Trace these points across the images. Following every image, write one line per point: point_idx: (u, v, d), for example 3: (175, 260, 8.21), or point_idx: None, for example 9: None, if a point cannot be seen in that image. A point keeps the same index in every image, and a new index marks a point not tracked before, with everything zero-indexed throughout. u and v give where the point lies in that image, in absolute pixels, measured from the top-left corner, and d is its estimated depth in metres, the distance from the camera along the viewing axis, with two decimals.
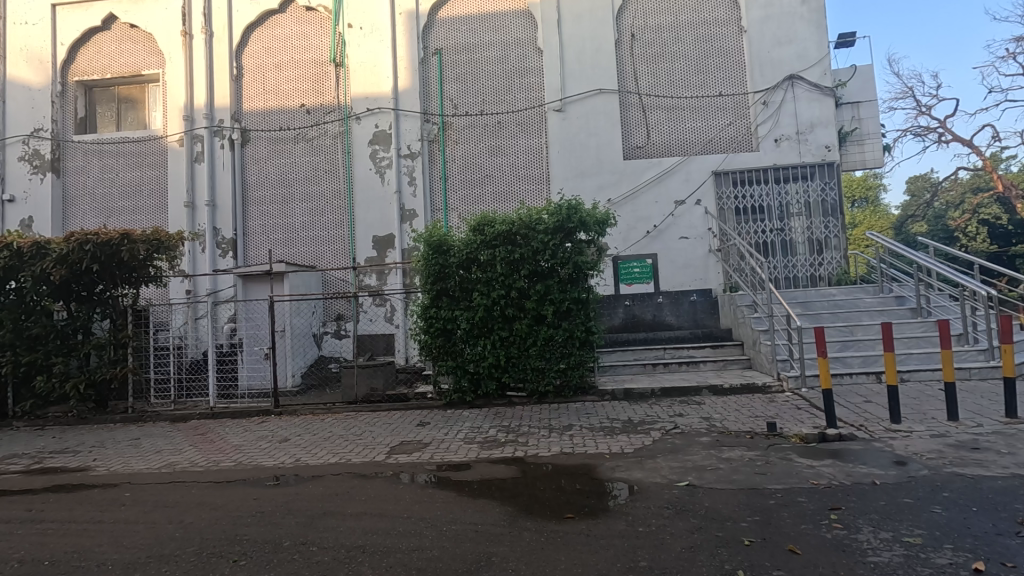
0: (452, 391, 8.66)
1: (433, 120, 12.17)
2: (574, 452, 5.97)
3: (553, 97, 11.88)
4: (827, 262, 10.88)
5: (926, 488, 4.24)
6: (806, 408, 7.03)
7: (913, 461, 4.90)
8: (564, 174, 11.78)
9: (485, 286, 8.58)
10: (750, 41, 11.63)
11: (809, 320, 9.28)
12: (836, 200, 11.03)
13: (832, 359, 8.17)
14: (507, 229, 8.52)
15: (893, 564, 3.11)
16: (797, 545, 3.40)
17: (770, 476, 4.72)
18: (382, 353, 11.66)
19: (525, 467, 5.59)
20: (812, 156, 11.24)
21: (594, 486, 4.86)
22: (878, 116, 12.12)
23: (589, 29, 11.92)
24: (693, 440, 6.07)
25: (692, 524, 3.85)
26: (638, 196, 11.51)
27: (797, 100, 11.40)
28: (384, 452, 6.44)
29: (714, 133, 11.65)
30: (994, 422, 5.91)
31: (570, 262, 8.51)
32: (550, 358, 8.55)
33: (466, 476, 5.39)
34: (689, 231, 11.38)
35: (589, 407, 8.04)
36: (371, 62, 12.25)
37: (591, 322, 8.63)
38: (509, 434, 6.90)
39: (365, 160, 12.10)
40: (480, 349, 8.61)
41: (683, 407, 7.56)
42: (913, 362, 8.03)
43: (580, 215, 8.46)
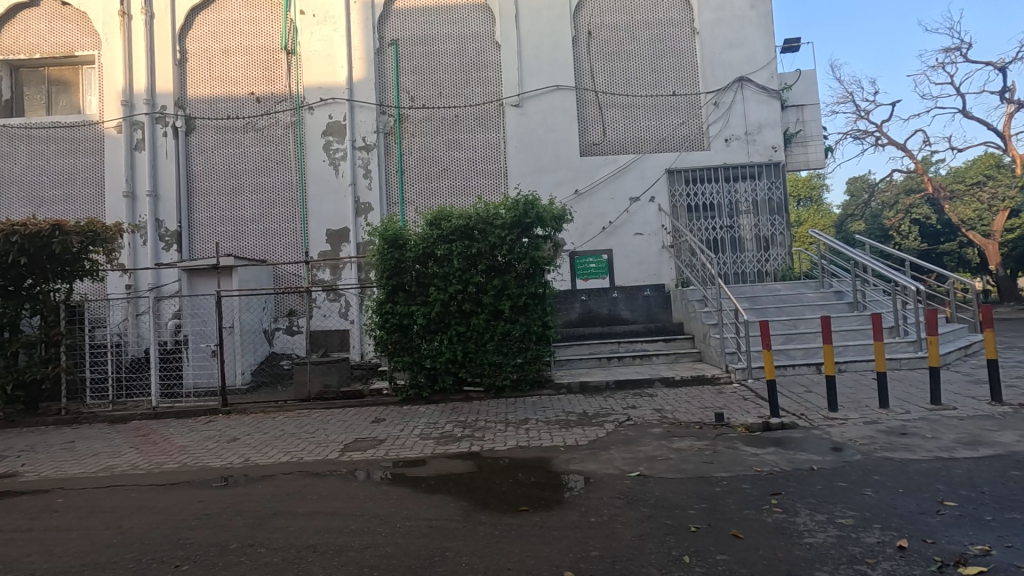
0: (408, 387, 8.58)
1: (388, 112, 11.97)
2: (529, 445, 6.03)
3: (511, 92, 11.88)
4: (773, 258, 11.34)
5: (858, 472, 4.50)
6: (751, 398, 7.33)
7: (848, 447, 5.19)
8: (522, 170, 11.80)
9: (442, 281, 8.52)
10: (702, 43, 11.94)
11: (756, 313, 9.66)
12: (781, 199, 11.47)
13: (777, 352, 8.53)
14: (465, 223, 8.48)
15: (827, 545, 3.28)
16: (740, 530, 3.55)
17: (717, 465, 4.89)
18: (337, 349, 11.41)
19: (480, 461, 5.60)
20: (760, 156, 11.66)
21: (549, 478, 4.93)
22: (820, 119, 12.70)
23: (546, 26, 11.96)
24: (645, 431, 6.23)
25: (643, 513, 3.96)
26: (594, 193, 11.67)
27: (746, 101, 11.79)
28: (338, 450, 6.32)
29: (667, 132, 11.93)
30: (920, 409, 6.32)
31: (526, 257, 8.55)
32: (507, 352, 8.57)
33: (422, 472, 5.36)
34: (643, 228, 11.61)
35: (546, 400, 8.13)
36: (325, 51, 11.93)
37: (547, 316, 8.70)
38: (466, 428, 6.90)
39: (318, 152, 11.79)
40: (437, 345, 8.57)
41: (636, 399, 7.75)
42: (850, 354, 8.47)
43: (536, 210, 8.50)
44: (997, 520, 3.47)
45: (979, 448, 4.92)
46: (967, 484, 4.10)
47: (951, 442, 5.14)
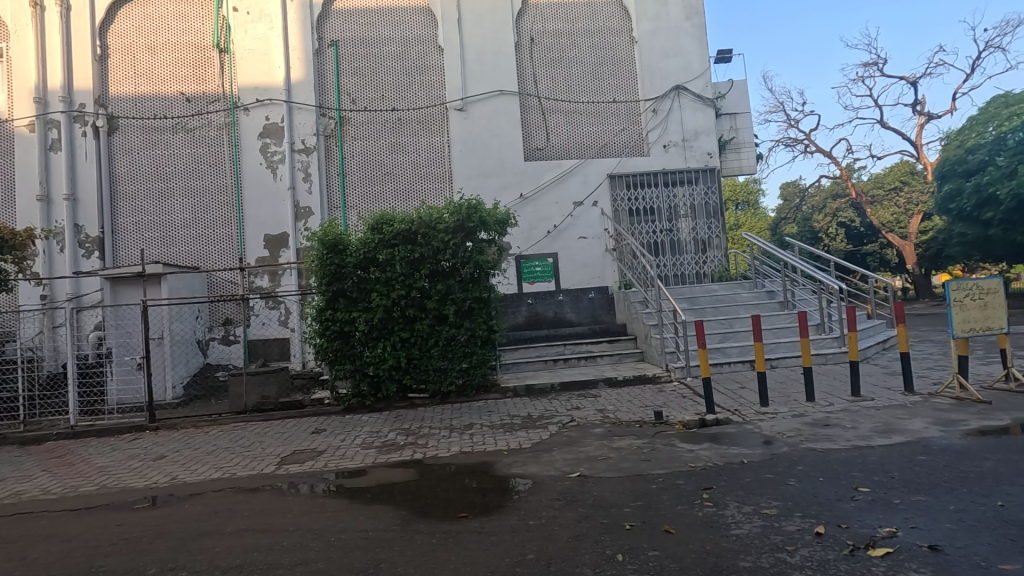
0: (351, 395, 8.41)
1: (329, 114, 11.69)
2: (472, 450, 6.00)
3: (454, 96, 11.84)
4: (710, 260, 11.77)
5: (784, 463, 4.72)
6: (689, 396, 7.57)
7: (777, 440, 5.44)
8: (466, 174, 11.78)
9: (384, 286, 8.38)
10: (640, 51, 12.29)
11: (694, 313, 10.00)
12: (717, 203, 11.93)
13: (713, 350, 8.86)
14: (407, 227, 8.37)
15: (751, 535, 3.41)
16: (672, 525, 3.65)
17: (654, 463, 5.02)
18: (277, 359, 11.00)
19: (422, 469, 5.53)
20: (696, 161, 12.10)
21: (492, 482, 4.92)
22: (751, 127, 13.31)
23: (489, 31, 11.98)
24: (588, 431, 6.34)
25: (580, 513, 4.01)
26: (539, 197, 11.78)
27: (683, 109, 12.21)
28: (274, 463, 6.09)
29: (609, 138, 12.22)
30: (842, 401, 6.72)
31: (470, 261, 8.51)
32: (452, 357, 8.49)
33: (362, 482, 5.23)
34: (587, 231, 11.81)
35: (491, 405, 8.10)
36: (261, 50, 11.54)
37: (492, 320, 8.67)
38: (409, 436, 6.80)
39: (255, 154, 11.39)
40: (380, 352, 8.42)
41: (580, 400, 7.86)
42: (781, 350, 8.89)
43: (479, 214, 8.48)
44: (904, 503, 3.71)
45: (892, 436, 5.26)
46: (880, 470, 4.38)
47: (868, 432, 5.48)
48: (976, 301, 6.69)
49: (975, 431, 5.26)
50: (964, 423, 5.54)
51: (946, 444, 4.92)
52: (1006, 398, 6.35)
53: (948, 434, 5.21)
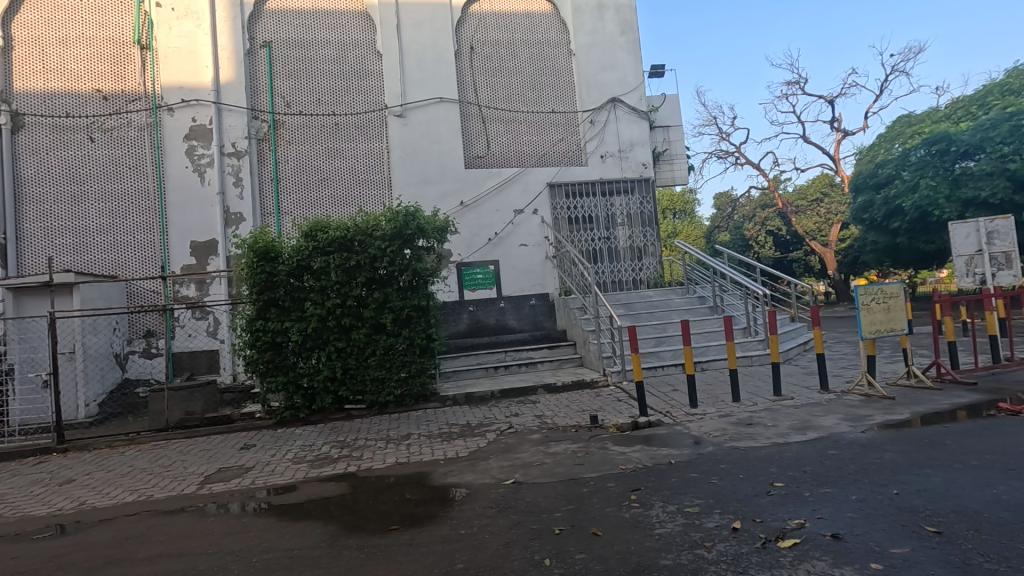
0: (284, 408, 8.14)
1: (262, 117, 11.32)
2: (409, 461, 5.92)
3: (394, 102, 11.71)
4: (646, 267, 12.17)
5: (709, 462, 4.93)
6: (624, 399, 7.78)
7: (705, 440, 5.67)
8: (406, 180, 11.66)
9: (319, 295, 8.16)
10: (578, 63, 12.60)
11: (630, 319, 10.29)
12: (652, 212, 12.36)
13: (648, 355, 9.14)
14: (343, 234, 8.18)
15: (673, 533, 3.54)
16: (600, 527, 3.73)
17: (587, 466, 5.12)
18: (204, 372, 10.45)
19: (356, 482, 5.39)
20: (632, 171, 12.49)
21: (428, 493, 4.86)
22: (683, 139, 13.88)
23: (428, 37, 11.92)
24: (525, 438, 6.39)
25: (512, 520, 4.03)
26: (479, 205, 11.81)
27: (619, 121, 12.59)
28: (196, 482, 5.77)
29: (548, 148, 12.45)
30: (765, 400, 7.09)
31: (408, 269, 8.40)
32: (390, 367, 8.33)
33: (291, 499, 5.05)
34: (527, 239, 11.93)
35: (430, 414, 8.01)
36: (187, 48, 11.02)
37: (432, 328, 8.56)
38: (343, 449, 6.61)
39: (180, 157, 10.84)
40: (315, 363, 8.18)
41: (519, 407, 7.91)
42: (710, 353, 9.29)
43: (417, 221, 8.39)
44: (813, 496, 3.95)
45: (807, 433, 5.60)
46: (794, 465, 4.64)
47: (786, 429, 5.82)
48: (881, 304, 7.24)
49: (879, 425, 5.67)
50: (871, 418, 5.97)
51: (854, 438, 5.28)
52: (907, 393, 6.89)
53: (856, 428, 5.60)
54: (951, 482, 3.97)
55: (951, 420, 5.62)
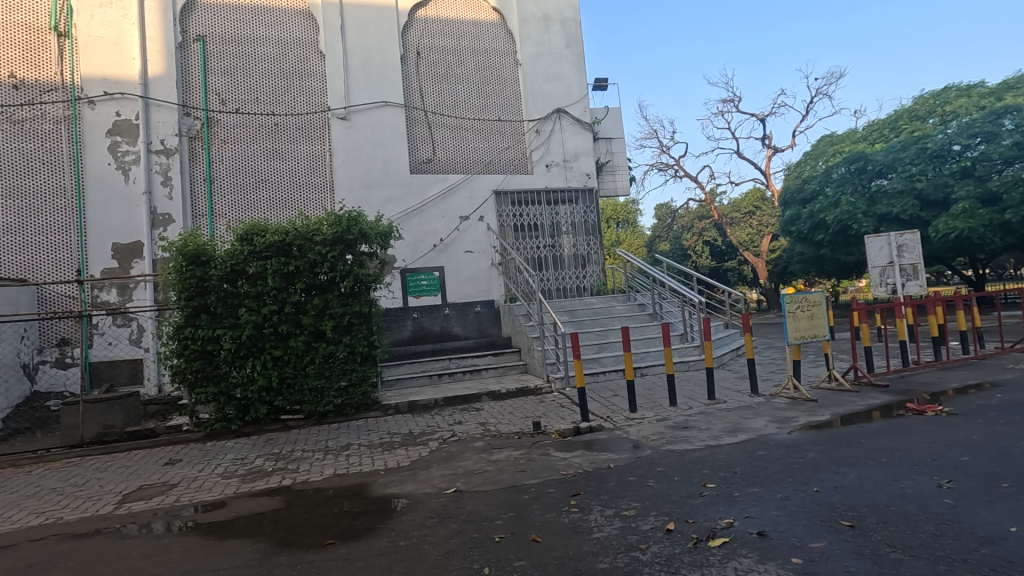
0: (214, 420, 7.75)
1: (194, 114, 10.80)
2: (347, 472, 5.75)
3: (337, 104, 11.44)
4: (590, 275, 12.42)
5: (647, 465, 5.07)
6: (567, 405, 7.90)
7: (643, 444, 5.82)
8: (349, 184, 11.40)
9: (254, 301, 7.82)
10: (524, 73, 12.75)
11: (573, 326, 10.47)
12: (595, 221, 12.65)
13: (591, 361, 9.32)
14: (281, 239, 7.89)
15: (610, 537, 3.61)
16: (540, 534, 3.75)
17: (528, 473, 5.15)
18: (126, 383, 9.80)
19: (291, 496, 5.18)
20: (576, 181, 12.74)
21: (367, 505, 4.74)
22: (625, 151, 14.30)
23: (373, 40, 11.74)
24: (468, 445, 6.36)
25: (452, 529, 3.98)
26: (424, 210, 11.70)
27: (563, 131, 12.83)
28: (113, 502, 5.38)
29: (494, 155, 12.51)
30: (700, 404, 7.37)
31: (350, 275, 8.19)
32: (329, 376, 8.09)
33: (219, 516, 4.79)
34: (473, 246, 11.91)
35: (371, 424, 7.82)
36: (111, 38, 10.37)
37: (374, 336, 8.36)
38: (278, 461, 6.35)
39: (101, 153, 10.16)
40: (249, 372, 7.84)
41: (463, 414, 7.87)
42: (650, 359, 9.58)
43: (360, 226, 8.19)
44: (742, 495, 4.14)
45: (737, 435, 5.87)
46: (725, 466, 4.85)
47: (718, 431, 6.07)
48: (805, 312, 7.69)
49: (803, 426, 6.02)
50: (795, 419, 6.32)
51: (780, 439, 5.58)
52: (828, 395, 7.35)
53: (783, 430, 5.92)
54: (864, 478, 4.26)
55: (866, 420, 6.04)
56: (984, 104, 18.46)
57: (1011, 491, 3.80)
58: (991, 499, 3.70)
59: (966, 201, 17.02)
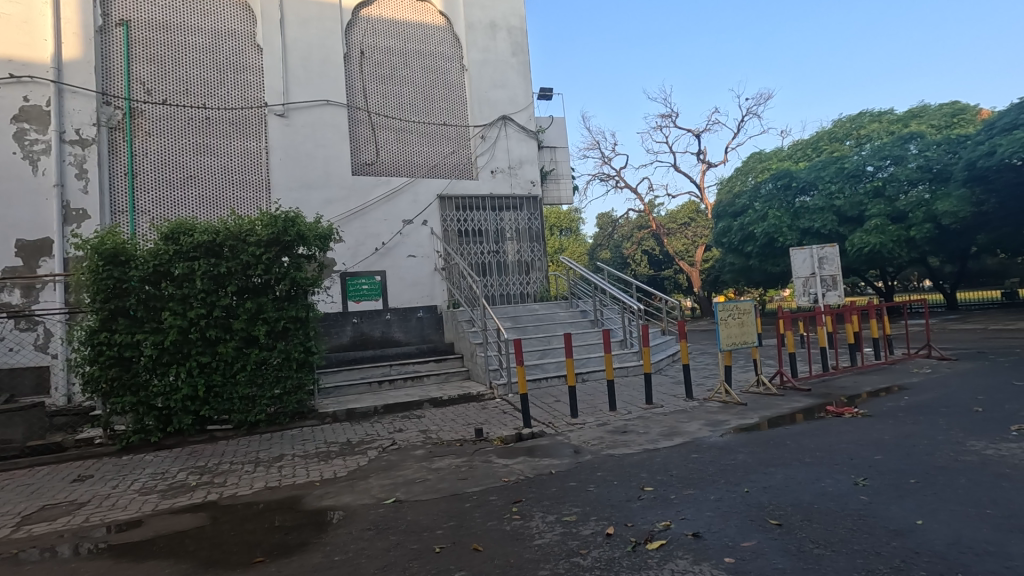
0: (131, 432, 7.22)
1: (115, 103, 10.09)
2: (280, 484, 5.48)
3: (275, 100, 11.01)
4: (533, 281, 12.53)
5: (587, 470, 5.14)
6: (509, 411, 7.91)
7: (584, 449, 5.90)
8: (287, 184, 10.97)
9: (179, 305, 7.34)
10: (470, 79, 12.75)
11: (516, 331, 10.51)
12: (539, 228, 12.79)
13: (533, 367, 9.38)
14: (211, 239, 7.46)
15: (551, 543, 3.61)
16: (481, 542, 3.70)
17: (470, 480, 5.09)
18: (29, 393, 8.95)
19: (217, 511, 4.87)
20: (521, 188, 12.84)
21: (301, 518, 4.52)
22: (568, 160, 14.55)
23: (315, 37, 11.39)
24: (408, 454, 6.22)
25: (390, 541, 3.86)
26: (366, 213, 11.43)
27: (508, 138, 12.91)
28: (10, 525, 4.88)
29: (439, 160, 12.40)
30: (638, 409, 7.56)
31: (286, 278, 7.84)
32: (262, 384, 7.71)
33: (135, 536, 4.43)
34: (416, 250, 11.74)
35: (306, 433, 7.51)
36: (19, 16, 9.46)
37: (311, 341, 8.03)
38: (203, 475, 5.97)
39: (5, 141, 9.24)
40: (172, 380, 7.34)
41: (404, 422, 7.70)
42: (590, 364, 9.75)
43: (297, 228, 7.87)
44: (677, 497, 4.26)
45: (674, 438, 6.06)
46: (662, 469, 4.98)
47: (656, 435, 6.24)
48: (735, 320, 8.06)
49: (734, 429, 6.29)
50: (726, 423, 6.60)
51: (713, 442, 5.80)
52: (756, 399, 7.73)
53: (715, 433, 6.17)
54: (789, 478, 4.49)
55: (790, 422, 6.39)
56: (893, 129, 20.16)
57: (917, 487, 4.11)
58: (900, 495, 3.99)
59: (877, 218, 18.48)
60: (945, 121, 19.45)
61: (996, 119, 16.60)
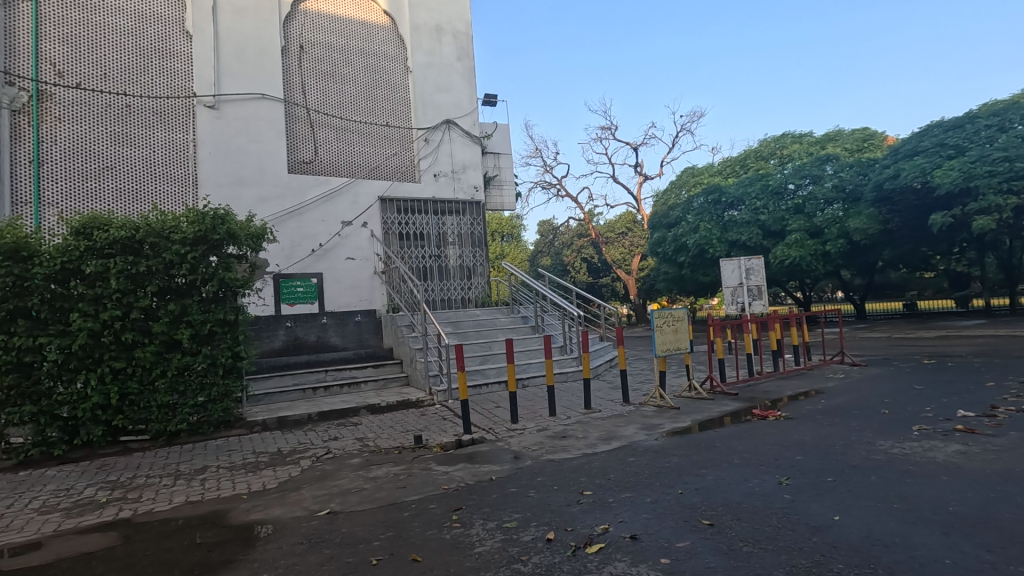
0: (30, 445, 6.57)
1: (20, 84, 9.22)
2: (203, 498, 5.15)
3: (205, 91, 10.42)
4: (475, 286, 12.49)
5: (527, 476, 5.15)
6: (449, 417, 7.84)
7: (523, 454, 5.91)
8: (217, 180, 10.40)
9: (91, 306, 6.76)
10: (414, 81, 12.59)
11: (456, 337, 10.42)
12: (481, 233, 12.78)
13: (473, 372, 9.33)
14: (129, 235, 6.92)
15: (492, 551, 3.58)
16: (419, 552, 3.62)
17: (408, 489, 4.98)
18: None
19: (130, 530, 4.50)
20: (463, 193, 12.78)
21: (226, 534, 4.25)
22: (512, 167, 14.65)
23: (251, 27, 10.90)
24: (344, 463, 6.00)
25: (324, 555, 3.71)
26: (303, 213, 11.01)
27: (452, 142, 12.85)
28: None
29: (380, 161, 12.15)
30: (577, 413, 7.68)
31: (214, 278, 7.41)
32: (183, 391, 7.23)
33: (32, 560, 4.01)
34: (355, 253, 11.44)
35: (233, 443, 7.11)
36: None
37: (239, 346, 7.59)
38: (115, 490, 5.51)
39: None
40: (80, 388, 6.74)
41: (339, 430, 7.44)
42: (530, 370, 9.81)
43: (228, 226, 7.46)
44: (616, 501, 4.35)
45: (611, 442, 6.19)
46: (601, 473, 5.07)
47: (594, 439, 6.35)
48: (670, 327, 8.36)
49: (667, 432, 6.50)
50: (660, 426, 6.82)
51: (649, 445, 5.97)
52: (688, 403, 8.03)
53: (650, 436, 6.35)
54: (719, 479, 4.70)
55: (719, 426, 6.68)
56: (812, 151, 21.67)
57: (834, 484, 4.40)
58: (819, 493, 4.25)
59: (797, 232, 19.78)
60: (857, 145, 21.12)
61: (901, 145, 18.51)
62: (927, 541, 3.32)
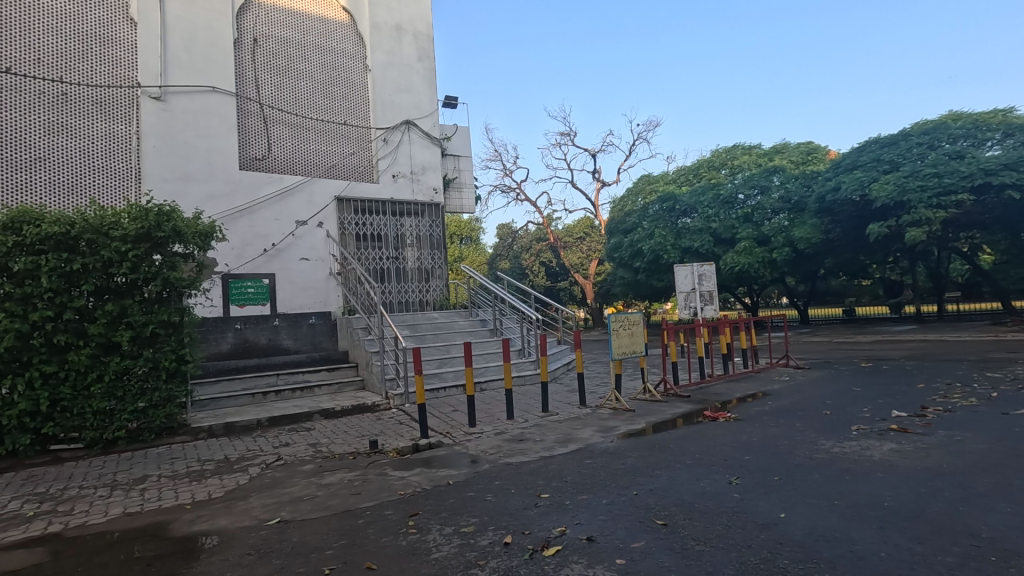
0: None
1: None
2: (143, 510, 4.88)
3: (150, 81, 9.94)
4: (433, 289, 12.39)
5: (485, 479, 5.13)
6: (406, 421, 7.72)
7: (481, 458, 5.88)
8: (162, 175, 9.93)
9: (19, 306, 6.30)
10: (373, 80, 12.39)
11: (414, 340, 10.29)
12: (440, 235, 12.70)
13: (431, 376, 9.24)
14: (63, 231, 6.49)
15: (448, 556, 3.54)
16: (374, 560, 3.54)
17: (363, 495, 4.87)
18: None
19: (60, 545, 4.21)
20: (422, 194, 12.66)
21: (168, 547, 4.04)
22: (471, 169, 14.61)
23: (201, 17, 10.48)
24: (296, 469, 5.82)
25: (274, 566, 3.57)
26: (255, 211, 10.64)
27: (411, 143, 12.70)
28: None
29: (337, 159, 11.89)
30: (535, 417, 7.71)
31: (157, 278, 7.05)
32: (122, 397, 6.85)
33: None
34: (310, 253, 11.14)
35: (176, 450, 6.79)
36: None
37: (184, 349, 7.25)
38: (44, 503, 5.15)
39: None
40: (5, 394, 6.28)
41: (291, 435, 7.22)
42: (488, 374, 9.79)
43: (172, 223, 7.12)
44: (572, 503, 4.38)
45: (568, 445, 6.24)
46: (558, 476, 5.10)
47: (552, 442, 6.39)
48: (626, 331, 8.52)
49: (623, 435, 6.61)
50: (616, 429, 6.92)
51: (605, 448, 6.05)
52: (643, 406, 8.20)
53: (606, 439, 6.44)
54: (673, 479, 4.81)
55: (673, 427, 6.85)
56: (761, 162, 22.54)
57: (779, 483, 4.57)
58: (766, 491, 4.41)
59: (747, 240, 20.57)
60: (802, 158, 22.13)
61: (841, 159, 19.55)
62: (864, 536, 3.49)
